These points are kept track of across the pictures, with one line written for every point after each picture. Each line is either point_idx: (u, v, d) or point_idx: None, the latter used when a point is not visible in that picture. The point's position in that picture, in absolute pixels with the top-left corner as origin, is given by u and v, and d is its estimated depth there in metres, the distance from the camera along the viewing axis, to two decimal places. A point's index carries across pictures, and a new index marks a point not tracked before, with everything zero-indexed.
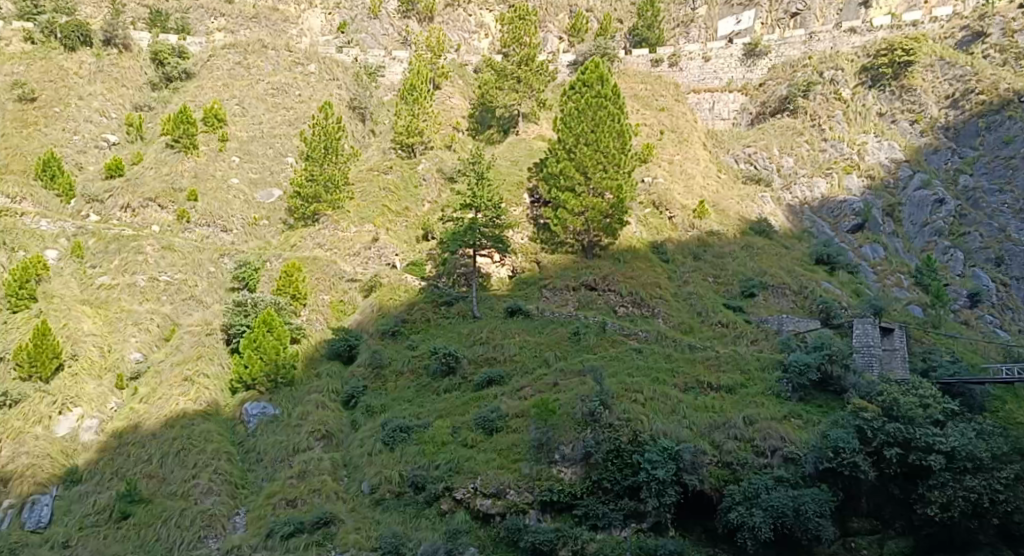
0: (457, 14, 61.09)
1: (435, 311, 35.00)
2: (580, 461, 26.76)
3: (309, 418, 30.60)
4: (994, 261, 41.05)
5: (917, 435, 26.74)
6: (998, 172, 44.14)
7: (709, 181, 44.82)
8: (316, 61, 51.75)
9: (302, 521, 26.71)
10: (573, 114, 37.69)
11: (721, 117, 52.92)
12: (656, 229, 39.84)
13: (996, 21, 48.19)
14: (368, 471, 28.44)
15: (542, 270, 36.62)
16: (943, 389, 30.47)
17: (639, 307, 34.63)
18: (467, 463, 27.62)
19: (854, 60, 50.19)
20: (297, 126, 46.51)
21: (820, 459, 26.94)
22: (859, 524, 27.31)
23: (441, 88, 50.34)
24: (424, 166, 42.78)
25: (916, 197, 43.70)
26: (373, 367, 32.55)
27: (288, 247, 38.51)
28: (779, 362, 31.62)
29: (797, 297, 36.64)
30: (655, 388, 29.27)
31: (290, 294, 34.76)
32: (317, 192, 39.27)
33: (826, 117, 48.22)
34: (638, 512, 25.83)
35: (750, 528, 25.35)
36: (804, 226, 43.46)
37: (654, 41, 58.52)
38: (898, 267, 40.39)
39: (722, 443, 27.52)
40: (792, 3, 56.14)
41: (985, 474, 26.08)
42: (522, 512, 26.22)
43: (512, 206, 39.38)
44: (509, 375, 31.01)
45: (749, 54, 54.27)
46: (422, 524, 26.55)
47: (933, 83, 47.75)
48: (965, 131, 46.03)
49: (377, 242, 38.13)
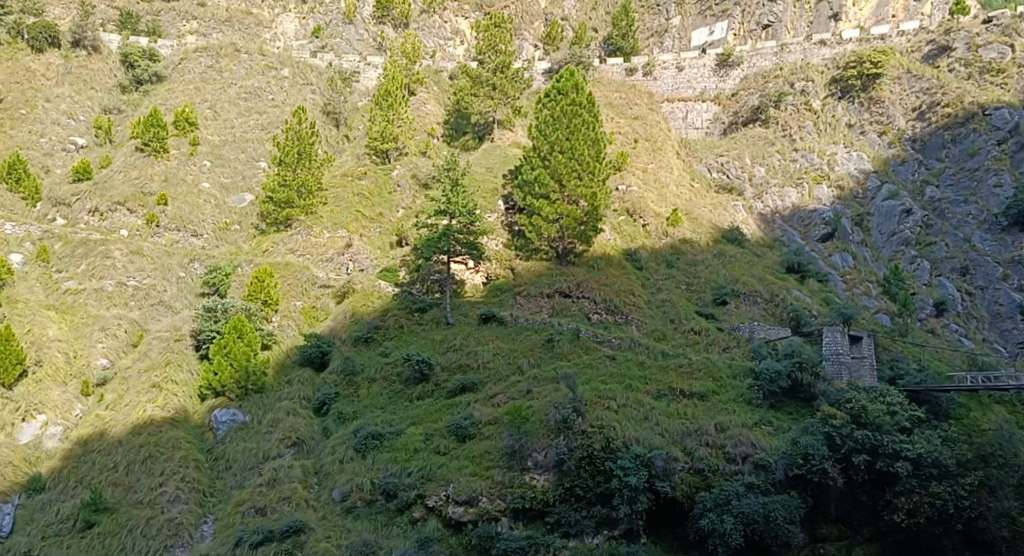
0: (432, 21, 61.55)
1: (408, 317, 34.85)
2: (553, 468, 26.81)
3: (280, 425, 30.36)
4: (959, 270, 41.84)
5: (884, 442, 27.30)
6: (963, 184, 45.13)
7: (682, 189, 45.15)
8: (290, 65, 51.49)
9: (271, 529, 26.39)
10: (549, 122, 37.77)
11: (694, 126, 53.44)
12: (630, 237, 40.09)
13: (962, 36, 49.29)
14: (339, 479, 28.21)
15: (516, 277, 36.66)
16: (910, 397, 31.01)
17: (612, 315, 34.77)
18: (440, 471, 27.51)
19: (824, 72, 50.99)
20: (269, 130, 46.08)
21: (790, 466, 27.44)
22: (827, 531, 27.51)
23: (416, 94, 50.17)
24: (398, 172, 42.65)
25: (884, 208, 44.09)
26: (346, 374, 32.39)
27: (260, 252, 38.21)
28: (750, 370, 31.87)
29: (768, 305, 36.85)
30: (628, 395, 29.33)
31: (262, 300, 34.49)
32: (290, 197, 39.01)
33: (797, 128, 48.78)
34: (610, 519, 26.04)
35: (721, 535, 25.62)
36: (775, 235, 44.14)
37: (628, 50, 59.02)
38: (867, 276, 40.96)
39: (694, 450, 27.67)
40: (764, 15, 56.99)
41: (950, 480, 26.54)
42: (494, 520, 26.25)
43: (486, 213, 39.36)
44: (482, 382, 30.97)
45: (722, 64, 54.86)
46: (394, 532, 26.44)
47: (900, 95, 48.62)
48: (932, 143, 46.80)
49: (351, 248, 37.95)
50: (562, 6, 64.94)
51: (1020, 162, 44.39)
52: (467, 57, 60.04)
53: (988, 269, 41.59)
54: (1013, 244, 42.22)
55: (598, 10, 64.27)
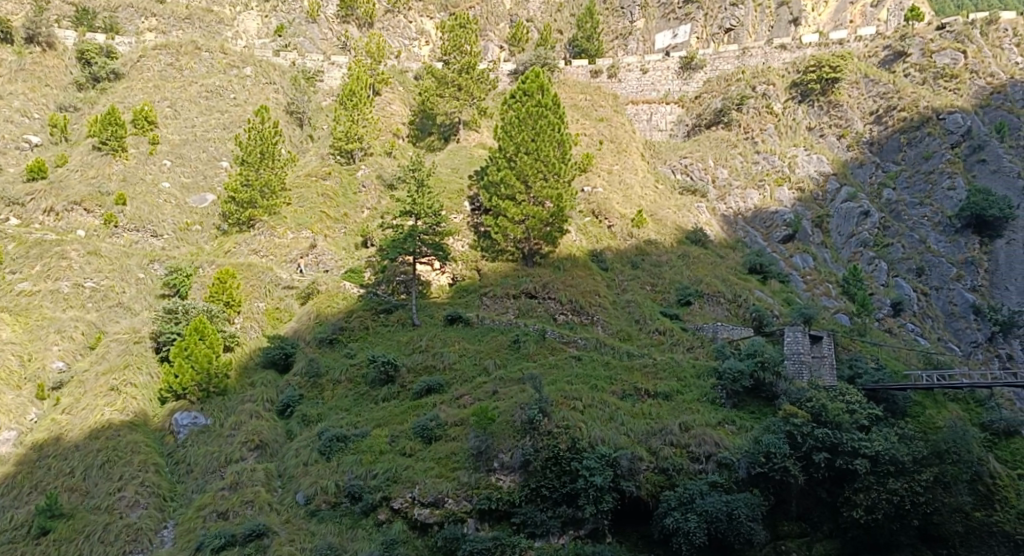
0: (397, 20, 61.18)
1: (373, 319, 34.61)
2: (519, 468, 26.93)
3: (242, 428, 30.03)
4: (915, 271, 42.51)
5: (844, 439, 27.90)
6: (919, 186, 45.95)
7: (647, 191, 45.49)
8: (252, 64, 50.82)
9: (233, 533, 26.14)
10: (514, 123, 37.88)
11: (658, 128, 53.98)
12: (596, 238, 40.30)
13: (917, 42, 50.15)
14: (303, 481, 27.99)
15: (482, 278, 36.63)
16: (869, 396, 31.80)
17: (578, 315, 34.87)
18: (405, 472, 27.44)
19: (785, 75, 51.83)
20: (231, 129, 45.46)
21: (753, 464, 27.75)
22: (789, 528, 27.95)
23: (380, 94, 49.87)
24: (363, 172, 42.34)
25: (843, 209, 44.85)
26: (309, 376, 32.07)
27: (222, 253, 37.74)
28: (713, 369, 32.17)
29: (731, 305, 37.25)
30: (594, 395, 29.45)
31: (224, 301, 34.11)
32: (253, 197, 38.61)
33: (759, 130, 49.44)
34: (575, 519, 26.26)
35: (685, 533, 25.98)
36: (737, 236, 44.72)
37: (593, 52, 59.03)
38: (827, 276, 41.55)
39: (658, 450, 27.88)
40: (726, 19, 58.17)
41: (907, 477, 27.46)
42: (460, 521, 26.23)
43: (452, 214, 39.26)
44: (447, 384, 30.96)
45: (685, 67, 55.41)
46: (359, 535, 26.35)
47: (858, 99, 49.56)
48: (888, 146, 47.65)
49: (315, 249, 37.64)
50: (527, 8, 65.54)
51: (972, 166, 45.71)
52: (432, 57, 59.87)
53: (942, 269, 42.59)
54: (966, 245, 43.48)
55: (563, 12, 64.51)
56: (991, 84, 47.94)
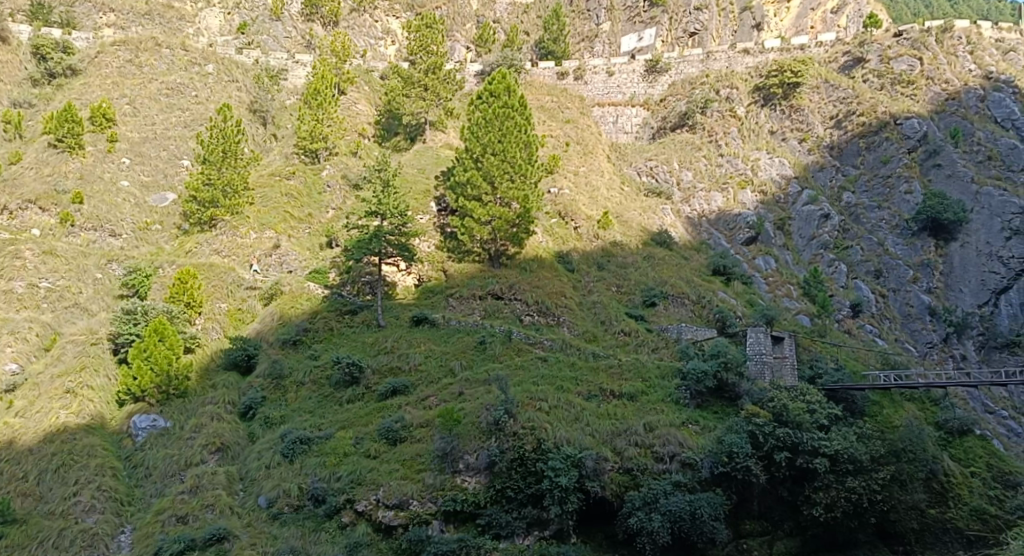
0: (362, 20, 60.79)
1: (339, 319, 34.34)
2: (484, 469, 26.90)
3: (203, 431, 29.58)
4: (873, 273, 43.21)
5: (804, 439, 28.32)
6: (877, 190, 46.78)
7: (613, 193, 45.76)
8: (214, 61, 50.15)
9: (193, 537, 25.69)
10: (481, 124, 37.93)
11: (624, 130, 54.24)
12: (562, 239, 40.42)
13: (875, 48, 51.35)
14: (265, 485, 27.66)
15: (448, 278, 36.50)
16: (829, 396, 32.24)
17: (544, 316, 34.90)
18: (370, 474, 27.26)
19: (748, 80, 52.62)
20: (192, 127, 44.81)
21: (715, 464, 28.02)
22: (751, 526, 28.30)
23: (346, 93, 49.52)
24: (328, 172, 41.97)
25: (804, 212, 45.43)
26: (272, 377, 31.72)
27: (182, 253, 37.14)
28: (677, 370, 32.45)
29: (695, 306, 37.64)
30: (559, 396, 29.50)
31: (184, 302, 33.56)
32: (215, 196, 38.03)
33: (722, 134, 50.08)
34: (541, 520, 26.26)
35: (649, 533, 26.18)
36: (702, 238, 45.04)
37: (560, 54, 59.50)
38: (789, 278, 42.05)
39: (623, 450, 28.04)
40: (691, 24, 58.97)
41: (864, 475, 28.11)
42: (425, 523, 26.10)
43: (418, 214, 39.12)
44: (413, 385, 30.82)
45: (650, 70, 55.97)
46: (322, 538, 26.05)
47: (819, 104, 50.28)
48: (848, 150, 48.35)
49: (279, 249, 37.27)
50: (494, 9, 65.54)
51: (928, 170, 46.53)
52: (397, 57, 59.18)
53: (899, 272, 43.46)
54: (922, 248, 44.43)
55: (530, 14, 64.99)
56: (946, 90, 48.96)
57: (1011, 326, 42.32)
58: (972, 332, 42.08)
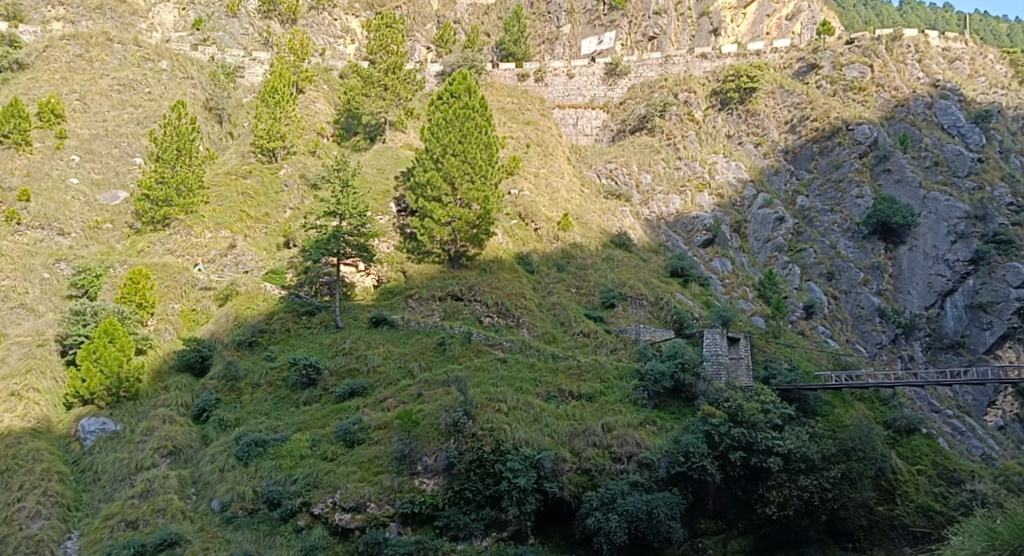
0: (322, 18, 60.22)
1: (296, 321, 33.91)
2: (442, 471, 26.83)
3: (155, 434, 29.01)
4: (826, 275, 44.17)
5: (758, 438, 28.75)
6: (830, 195, 47.66)
7: (573, 195, 45.96)
8: (168, 57, 49.25)
9: (143, 543, 25.18)
10: (441, 124, 37.85)
11: (584, 133, 54.73)
12: (522, 241, 40.48)
13: (828, 55, 52.37)
14: (219, 488, 27.16)
15: (407, 279, 36.30)
16: (783, 396, 32.76)
17: (504, 317, 34.90)
18: (326, 477, 26.97)
19: (705, 84, 53.27)
20: (145, 124, 43.95)
21: (672, 464, 28.23)
22: (706, 525, 28.73)
23: (304, 92, 48.93)
24: (285, 171, 41.42)
25: (759, 216, 46.08)
26: (227, 380, 31.20)
27: (134, 253, 36.41)
28: (636, 371, 32.59)
29: (653, 307, 37.94)
30: (519, 397, 29.50)
31: (136, 302, 32.95)
32: (168, 195, 37.32)
33: (681, 137, 50.54)
34: (498, 521, 26.35)
35: (606, 533, 26.23)
36: (660, 240, 45.24)
37: (520, 56, 59.71)
38: (745, 280, 42.57)
39: (581, 450, 28.18)
40: (650, 27, 59.42)
41: (816, 474, 28.62)
42: (382, 525, 25.98)
43: (378, 214, 38.83)
44: (372, 386, 30.57)
45: (610, 73, 56.51)
46: (277, 541, 25.69)
47: (774, 108, 51.16)
48: (802, 154, 49.18)
49: (234, 249, 36.67)
50: (454, 9, 65.46)
51: (878, 175, 47.62)
52: (357, 56, 58.63)
53: (851, 274, 44.36)
54: (872, 251, 45.37)
55: (491, 15, 65.12)
56: (895, 97, 50.13)
57: (957, 327, 44.01)
58: (919, 334, 43.44)
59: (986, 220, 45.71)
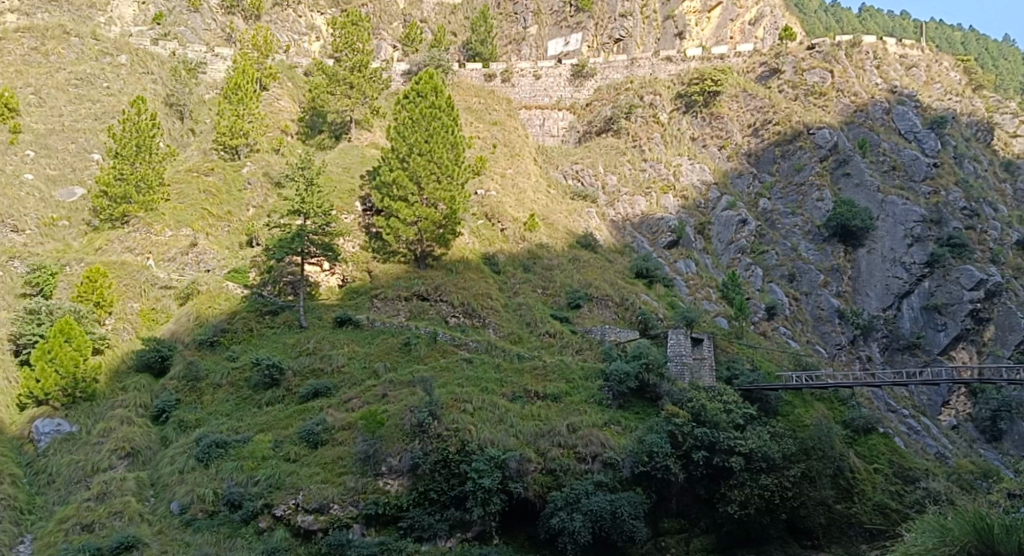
0: (286, 14, 59.50)
1: (259, 320, 33.45)
2: (407, 472, 26.64)
3: (112, 435, 28.47)
4: (787, 277, 44.88)
5: (721, 438, 29.09)
6: (791, 197, 48.47)
7: (539, 195, 46.02)
8: (128, 52, 48.61)
9: (99, 546, 24.57)
10: (407, 124, 37.66)
11: (551, 133, 54.68)
12: (488, 241, 40.47)
13: (789, 60, 53.06)
14: (178, 490, 26.69)
15: (373, 279, 36.06)
16: (745, 396, 33.17)
17: (470, 317, 34.86)
18: (289, 479, 26.68)
19: (670, 87, 53.64)
20: (103, 120, 43.09)
21: (636, 464, 28.48)
22: (669, 524, 28.86)
23: (268, 89, 48.47)
24: (248, 169, 40.81)
25: (723, 217, 46.55)
26: (187, 380, 30.67)
27: (92, 251, 35.70)
28: (601, 371, 32.73)
29: (619, 308, 38.11)
30: (484, 398, 29.45)
31: (93, 301, 32.38)
32: (127, 192, 36.67)
33: (646, 140, 50.88)
34: (464, 521, 26.22)
35: (570, 533, 26.23)
36: (625, 241, 45.48)
37: (487, 56, 59.70)
38: (708, 282, 42.93)
39: (546, 450, 28.21)
40: (616, 30, 59.80)
41: (776, 473, 29.02)
42: (345, 527, 25.73)
43: (342, 214, 38.52)
44: (335, 387, 30.27)
45: (577, 74, 56.80)
46: (238, 544, 25.27)
47: (737, 112, 51.70)
48: (764, 157, 50.05)
49: (195, 247, 36.07)
50: (420, 8, 65.25)
51: (838, 179, 48.28)
52: (321, 54, 58.17)
53: (811, 276, 45.08)
54: (832, 253, 46.18)
55: (457, 14, 65.16)
56: (854, 102, 51.02)
57: (913, 328, 44.77)
58: (876, 335, 44.21)
59: (941, 224, 46.75)
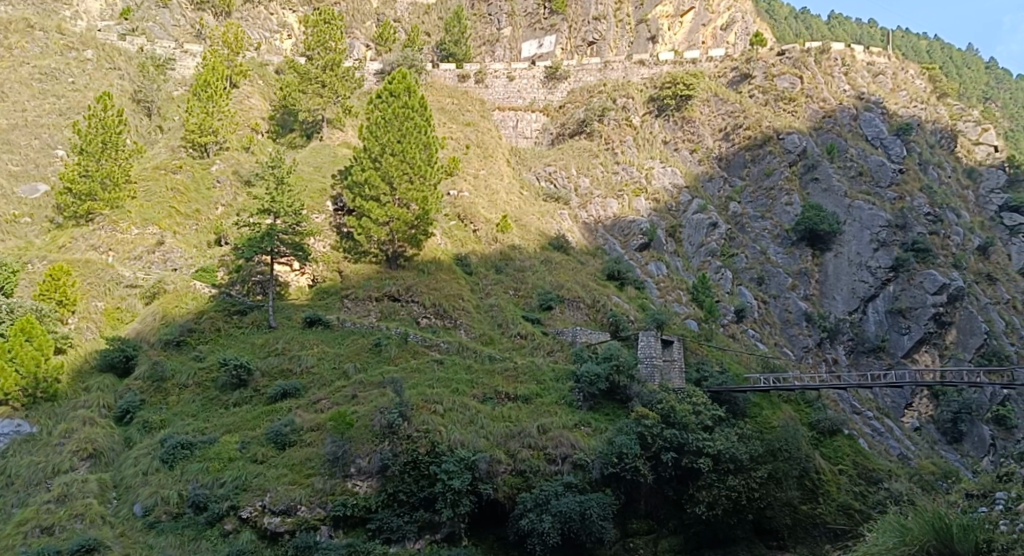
0: (257, 12, 58.70)
1: (227, 320, 33.02)
2: (376, 473, 26.46)
3: (74, 436, 27.96)
4: (756, 279, 45.44)
5: (689, 440, 29.25)
6: (760, 201, 48.97)
7: (512, 197, 46.05)
8: (94, 47, 47.93)
9: (59, 549, 24.00)
10: (379, 124, 37.45)
11: (524, 135, 54.85)
12: (460, 242, 40.37)
13: (760, 65, 53.36)
14: (142, 492, 26.25)
15: (343, 279, 35.79)
16: (713, 397, 33.44)
17: (441, 319, 34.72)
18: (256, 480, 26.39)
19: (643, 90, 53.97)
20: (68, 115, 42.41)
21: (605, 465, 28.42)
22: (637, 525, 28.98)
23: (238, 87, 48.03)
24: (218, 167, 40.30)
25: (694, 221, 46.92)
26: (152, 380, 30.23)
27: (55, 248, 35.14)
28: (572, 373, 32.75)
29: (590, 310, 38.12)
30: (454, 399, 29.37)
31: (56, 299, 31.78)
32: (92, 188, 36.02)
33: (618, 142, 51.06)
34: (432, 523, 26.07)
35: (539, 534, 26.24)
36: (597, 243, 45.58)
37: (461, 56, 59.60)
38: (679, 284, 43.17)
39: (516, 452, 28.17)
40: (589, 33, 60.13)
41: (743, 474, 29.22)
42: (313, 529, 25.49)
43: (313, 213, 38.19)
44: (304, 388, 30.00)
45: (550, 77, 56.98)
46: (203, 546, 24.91)
47: (708, 116, 52.28)
48: (735, 162, 50.54)
49: (162, 245, 35.53)
50: (394, 8, 65.32)
51: (807, 184, 48.86)
52: (294, 52, 57.71)
53: (779, 279, 45.67)
54: (800, 257, 46.82)
55: (431, 14, 65.09)
56: (823, 108, 51.63)
57: (877, 332, 45.33)
58: (842, 337, 44.78)
59: (905, 229, 47.39)
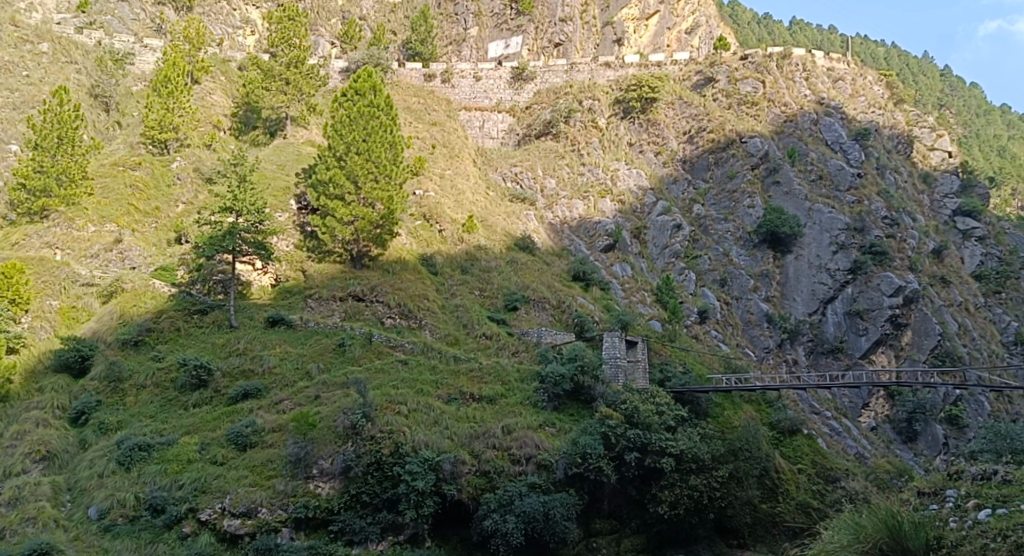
0: (219, 7, 57.90)
1: (186, 319, 32.46)
2: (339, 475, 26.19)
3: (26, 438, 27.28)
4: (719, 281, 45.87)
5: (652, 439, 29.38)
6: (724, 204, 49.40)
7: (478, 197, 45.99)
8: (50, 40, 46.76)
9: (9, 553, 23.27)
10: (345, 122, 37.13)
11: (490, 136, 54.61)
12: (426, 242, 40.14)
13: (723, 69, 54.10)
14: (97, 495, 25.67)
15: (307, 279, 35.40)
16: (677, 397, 33.59)
17: (406, 319, 34.45)
18: (215, 482, 25.97)
19: (609, 92, 54.35)
20: (22, 109, 41.43)
21: (570, 465, 28.39)
22: (600, 525, 29.06)
23: (200, 83, 47.35)
24: (178, 164, 39.72)
25: (658, 222, 47.25)
26: (109, 381, 29.63)
27: (8, 246, 34.32)
28: (537, 373, 32.76)
29: (555, 311, 38.12)
30: (419, 400, 29.19)
31: (8, 298, 30.83)
32: (47, 184, 35.26)
33: (584, 144, 51.18)
34: (395, 524, 25.73)
35: (503, 535, 26.08)
36: (563, 244, 45.66)
37: (427, 56, 59.47)
38: (642, 284, 43.42)
39: (480, 453, 28.08)
40: (556, 34, 60.20)
41: (705, 473, 29.29)
42: (273, 532, 25.04)
43: (277, 211, 37.71)
44: (266, 388, 29.58)
45: (516, 78, 57.05)
46: (160, 549, 24.34)
47: (673, 119, 52.72)
48: (698, 164, 50.91)
49: (120, 243, 34.85)
50: (360, 5, 64.48)
51: (768, 187, 49.47)
52: (257, 48, 57.00)
53: (741, 281, 46.20)
54: (762, 259, 47.47)
55: (397, 13, 64.80)
56: (784, 113, 52.36)
57: (836, 333, 45.73)
58: (801, 338, 45.23)
59: (863, 232, 48.11)
